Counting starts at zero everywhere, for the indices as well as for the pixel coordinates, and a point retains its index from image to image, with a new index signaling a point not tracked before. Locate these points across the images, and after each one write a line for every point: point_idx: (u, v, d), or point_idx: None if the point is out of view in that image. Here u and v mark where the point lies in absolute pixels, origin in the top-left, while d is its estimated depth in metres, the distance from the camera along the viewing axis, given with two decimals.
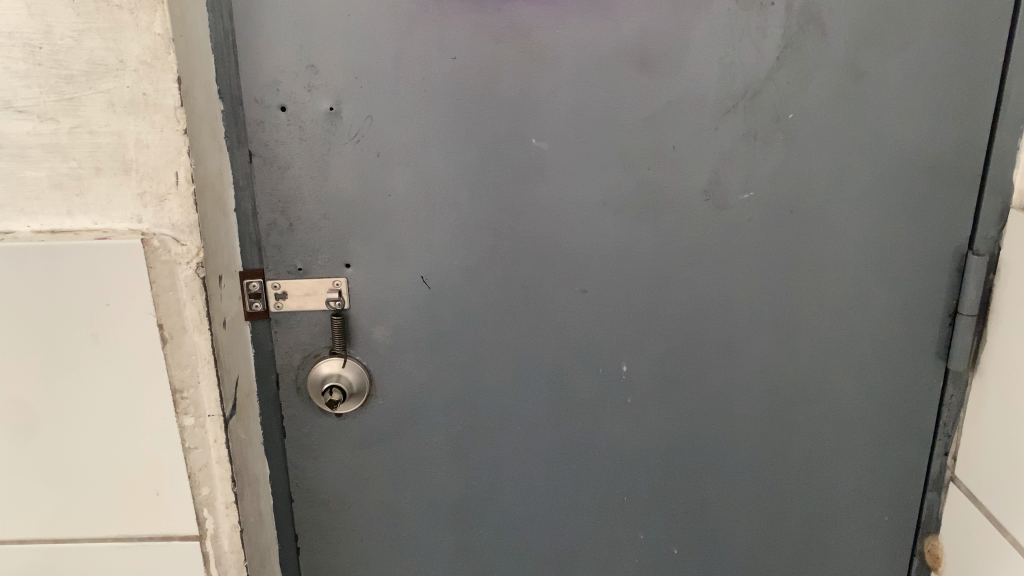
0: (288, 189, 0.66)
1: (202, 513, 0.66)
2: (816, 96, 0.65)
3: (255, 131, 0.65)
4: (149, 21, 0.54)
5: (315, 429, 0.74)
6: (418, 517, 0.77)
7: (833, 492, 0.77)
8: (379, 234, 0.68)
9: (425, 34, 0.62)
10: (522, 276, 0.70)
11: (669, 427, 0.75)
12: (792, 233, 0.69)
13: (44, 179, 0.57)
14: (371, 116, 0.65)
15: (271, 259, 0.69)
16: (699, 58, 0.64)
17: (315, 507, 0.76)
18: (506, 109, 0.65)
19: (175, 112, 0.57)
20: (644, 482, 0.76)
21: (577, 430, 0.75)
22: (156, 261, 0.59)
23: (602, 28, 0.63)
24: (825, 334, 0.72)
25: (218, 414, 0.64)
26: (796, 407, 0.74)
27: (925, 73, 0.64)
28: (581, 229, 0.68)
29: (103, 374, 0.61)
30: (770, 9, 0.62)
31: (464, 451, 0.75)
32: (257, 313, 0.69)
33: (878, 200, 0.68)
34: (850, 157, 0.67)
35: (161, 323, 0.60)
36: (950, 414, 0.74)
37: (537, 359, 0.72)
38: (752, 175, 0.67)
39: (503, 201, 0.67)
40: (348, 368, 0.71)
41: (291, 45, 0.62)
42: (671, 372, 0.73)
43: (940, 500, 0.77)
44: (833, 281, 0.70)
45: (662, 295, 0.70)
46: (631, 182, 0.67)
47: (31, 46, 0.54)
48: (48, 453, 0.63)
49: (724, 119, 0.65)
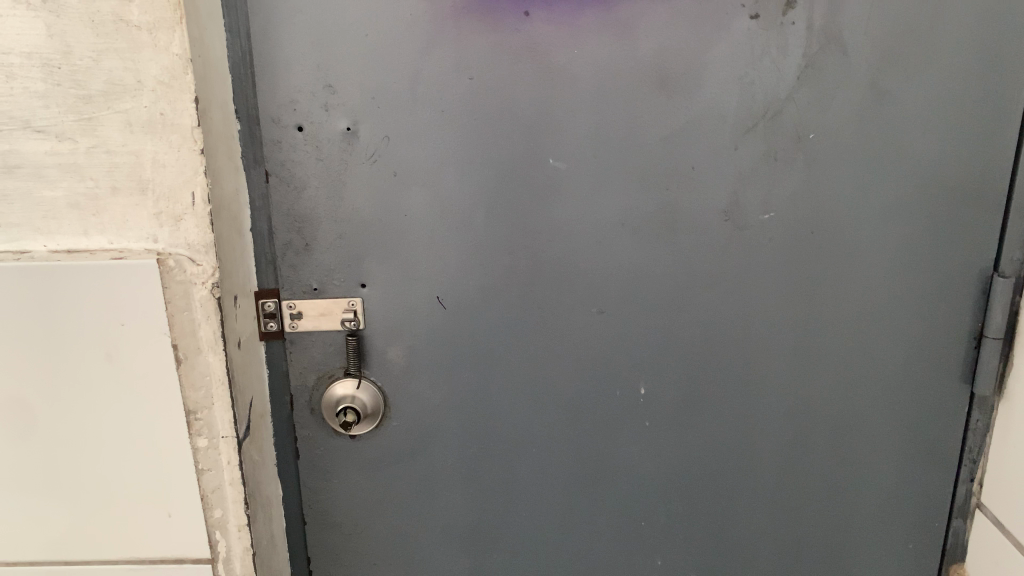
0: (305, 209, 0.66)
1: (214, 535, 0.65)
2: (837, 116, 0.64)
3: (272, 150, 0.65)
4: (168, 42, 0.55)
5: (329, 450, 0.73)
6: (432, 540, 0.76)
7: (856, 517, 0.75)
8: (395, 254, 0.68)
9: (443, 54, 0.62)
10: (539, 296, 0.69)
11: (686, 451, 0.73)
12: (813, 254, 0.68)
13: (61, 199, 0.57)
14: (387, 136, 0.64)
15: (287, 279, 0.68)
16: (719, 77, 0.63)
17: (328, 530, 0.76)
18: (523, 129, 0.64)
19: (192, 131, 0.57)
20: (661, 506, 0.75)
21: (593, 453, 0.73)
22: (171, 281, 0.58)
23: (621, 48, 0.63)
24: (846, 357, 0.70)
25: (231, 436, 0.63)
26: (818, 430, 0.72)
27: (948, 92, 0.63)
28: (599, 249, 0.68)
29: (116, 394, 0.61)
30: (790, 29, 0.62)
31: (478, 473, 0.74)
32: (272, 334, 0.69)
33: (901, 222, 0.67)
34: (872, 178, 0.66)
35: (176, 343, 0.60)
36: (976, 439, 0.72)
37: (554, 380, 0.71)
38: (772, 196, 0.66)
39: (520, 221, 0.67)
40: (363, 389, 0.70)
41: (309, 65, 0.62)
42: (689, 395, 0.72)
43: (967, 527, 0.75)
44: (855, 302, 0.69)
45: (681, 316, 0.69)
46: (649, 203, 0.66)
47: (50, 66, 0.54)
48: (60, 473, 0.63)
49: (744, 139, 0.65)
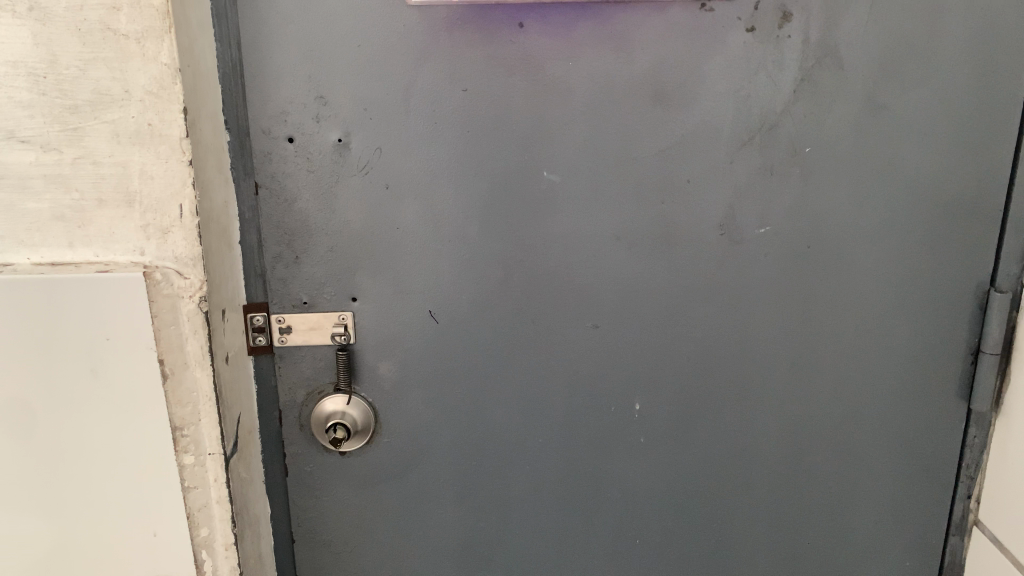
0: (295, 221, 0.65)
1: (201, 555, 0.63)
2: (834, 129, 0.64)
3: (262, 162, 0.64)
4: (157, 51, 0.54)
5: (318, 467, 0.72)
6: (424, 557, 0.75)
7: (852, 534, 0.74)
8: (388, 268, 0.67)
9: (437, 65, 0.62)
10: (532, 310, 0.68)
11: (681, 467, 0.72)
12: (810, 268, 0.67)
13: (46, 211, 0.56)
14: (380, 148, 0.63)
15: (276, 292, 0.67)
16: (714, 91, 0.63)
17: (317, 548, 0.74)
18: (518, 141, 0.64)
19: (180, 142, 0.56)
20: (656, 523, 0.74)
21: (587, 469, 0.72)
22: (158, 295, 0.57)
23: (616, 60, 0.62)
24: (843, 373, 0.70)
25: (219, 452, 0.62)
26: (814, 447, 0.72)
27: (945, 107, 0.63)
28: (594, 262, 0.67)
29: (101, 412, 0.59)
30: (786, 42, 0.62)
31: (471, 490, 0.73)
32: (261, 348, 0.67)
33: (898, 236, 0.66)
34: (869, 192, 0.65)
35: (163, 359, 0.58)
36: (972, 455, 0.71)
37: (547, 396, 0.70)
38: (769, 209, 0.65)
39: (515, 234, 0.66)
40: (353, 405, 0.69)
41: (301, 76, 0.61)
42: (685, 410, 0.71)
43: (964, 543, 0.74)
44: (851, 317, 0.68)
45: (675, 332, 0.69)
46: (644, 217, 0.66)
47: (36, 75, 0.54)
48: (40, 495, 0.60)
49: (740, 152, 0.64)
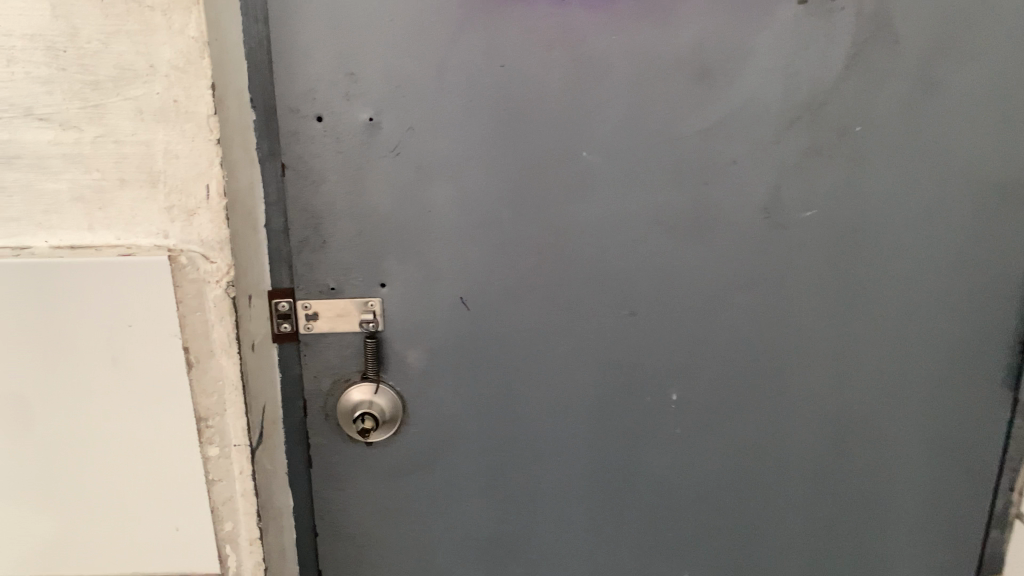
0: (323, 204, 0.62)
1: (224, 549, 0.66)
2: (882, 108, 0.61)
3: (289, 142, 0.60)
4: (183, 24, 0.53)
5: (343, 458, 0.69)
6: (448, 551, 0.73)
7: (889, 527, 0.73)
8: (416, 252, 0.64)
9: (472, 41, 0.59)
10: (566, 295, 0.66)
11: (716, 457, 0.70)
12: (853, 253, 0.65)
13: (64, 191, 0.55)
14: (411, 128, 0.61)
15: (302, 278, 0.64)
16: (759, 68, 0.60)
17: (341, 542, 0.72)
18: (553, 121, 0.61)
19: (208, 120, 0.56)
20: (689, 515, 0.72)
21: (620, 460, 0.70)
22: (184, 279, 0.58)
23: (658, 34, 0.59)
24: (884, 362, 0.68)
25: (244, 444, 0.63)
26: (852, 437, 0.70)
27: (997, 86, 0.61)
28: (630, 247, 0.65)
29: (126, 399, 0.60)
30: (837, 16, 0.59)
31: (499, 481, 0.71)
32: (287, 336, 0.64)
33: (945, 220, 0.64)
34: (918, 174, 0.63)
35: (187, 347, 0.60)
36: (1017, 447, 0.70)
37: (580, 385, 0.68)
38: (813, 192, 0.63)
39: (548, 218, 0.64)
40: (381, 394, 0.67)
41: (331, 52, 0.58)
42: (721, 400, 0.69)
43: (1005, 536, 0.73)
44: (895, 303, 0.66)
45: (713, 319, 0.67)
46: (683, 200, 0.63)
47: (55, 49, 0.53)
48: (65, 475, 0.62)
49: (785, 132, 0.62)
